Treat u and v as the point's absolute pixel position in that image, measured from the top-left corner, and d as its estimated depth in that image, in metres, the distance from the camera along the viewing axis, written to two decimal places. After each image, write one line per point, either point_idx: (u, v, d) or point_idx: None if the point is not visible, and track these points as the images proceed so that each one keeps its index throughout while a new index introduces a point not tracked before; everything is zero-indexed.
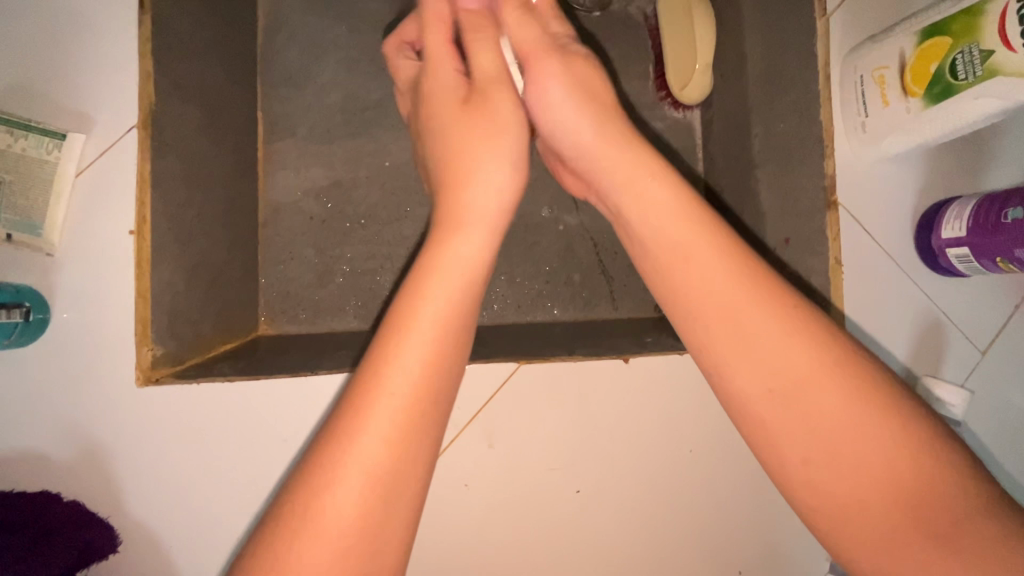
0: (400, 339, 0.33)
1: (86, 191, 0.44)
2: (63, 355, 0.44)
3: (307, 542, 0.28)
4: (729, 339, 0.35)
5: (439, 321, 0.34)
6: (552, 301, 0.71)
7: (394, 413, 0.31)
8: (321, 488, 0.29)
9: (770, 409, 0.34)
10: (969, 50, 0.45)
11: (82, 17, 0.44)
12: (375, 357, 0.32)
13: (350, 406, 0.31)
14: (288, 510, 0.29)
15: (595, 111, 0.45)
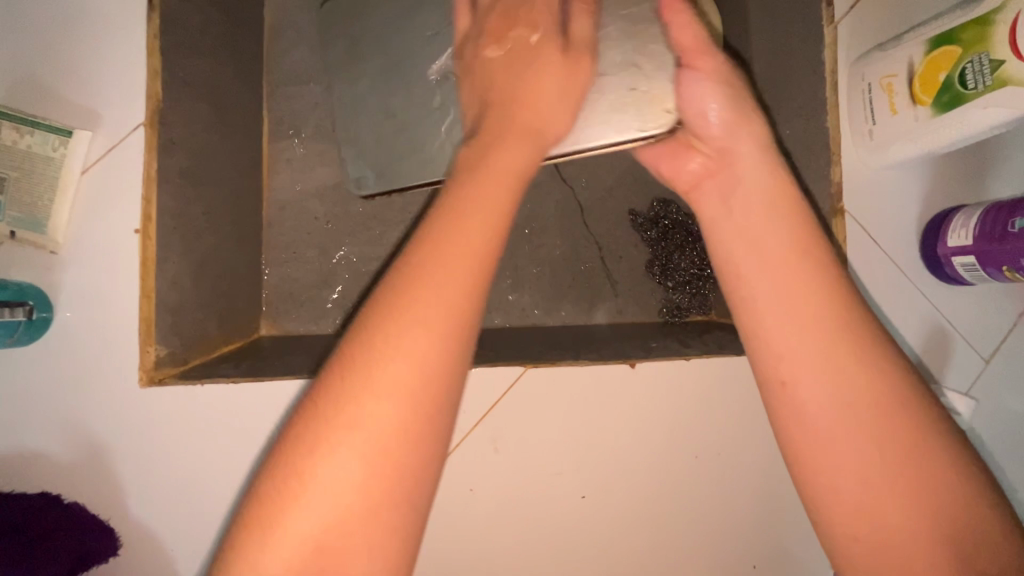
0: (455, 218, 0.33)
1: (93, 188, 0.44)
2: (65, 354, 0.43)
3: (364, 398, 0.29)
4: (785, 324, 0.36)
5: (493, 197, 0.34)
6: (556, 305, 0.71)
7: (448, 285, 0.31)
8: (385, 335, 0.30)
9: (815, 395, 0.34)
10: (979, 59, 0.45)
11: (90, 11, 0.44)
12: (429, 234, 0.32)
13: (406, 276, 0.31)
14: (343, 372, 0.30)
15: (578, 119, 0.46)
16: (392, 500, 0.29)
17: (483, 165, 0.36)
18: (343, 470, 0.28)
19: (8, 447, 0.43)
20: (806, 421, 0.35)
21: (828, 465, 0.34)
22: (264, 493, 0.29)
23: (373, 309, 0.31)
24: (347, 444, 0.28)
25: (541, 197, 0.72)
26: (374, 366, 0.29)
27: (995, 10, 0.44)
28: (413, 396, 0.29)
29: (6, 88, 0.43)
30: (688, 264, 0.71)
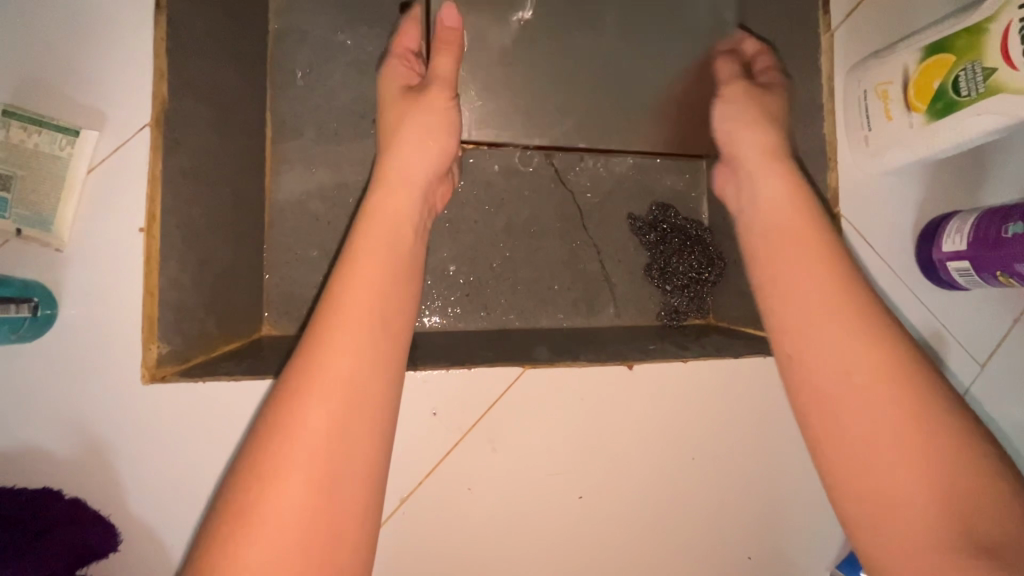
0: (329, 334, 0.37)
1: (97, 186, 0.44)
2: (67, 350, 0.44)
3: (257, 517, 0.32)
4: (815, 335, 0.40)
5: (364, 302, 0.38)
6: (555, 308, 0.71)
7: (329, 398, 0.35)
8: (274, 455, 0.34)
9: (842, 396, 0.38)
10: (971, 67, 0.46)
11: (97, 14, 0.45)
12: (309, 349, 0.37)
13: (289, 395, 0.35)
14: (241, 493, 0.33)
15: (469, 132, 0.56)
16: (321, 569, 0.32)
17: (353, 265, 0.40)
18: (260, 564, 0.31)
19: (7, 443, 0.43)
20: (806, 378, 0.40)
21: (825, 420, 0.38)
22: None
23: (278, 408, 0.35)
24: (260, 541, 0.32)
25: (541, 199, 0.73)
26: (280, 455, 0.33)
27: (987, 19, 0.45)
28: (308, 509, 0.33)
29: (12, 88, 0.44)
30: (687, 268, 0.71)
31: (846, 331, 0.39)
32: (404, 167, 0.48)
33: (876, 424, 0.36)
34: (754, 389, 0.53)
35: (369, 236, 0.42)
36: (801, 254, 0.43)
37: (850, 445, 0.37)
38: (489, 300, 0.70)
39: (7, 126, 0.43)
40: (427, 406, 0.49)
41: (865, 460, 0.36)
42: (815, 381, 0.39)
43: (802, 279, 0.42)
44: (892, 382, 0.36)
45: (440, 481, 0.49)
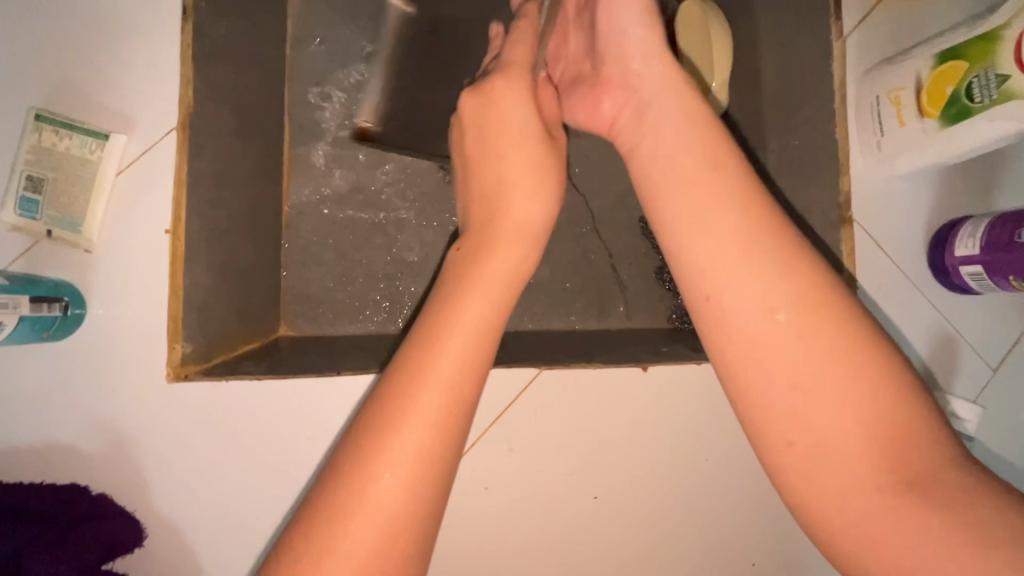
0: (445, 336, 0.32)
1: (125, 188, 0.45)
2: (95, 349, 0.44)
3: (347, 533, 0.28)
4: (733, 272, 0.33)
5: (483, 312, 0.33)
6: (568, 310, 0.72)
7: (438, 412, 0.30)
8: (375, 463, 0.29)
9: (769, 352, 0.31)
10: (985, 74, 0.46)
11: (127, 21, 0.46)
12: (422, 347, 0.31)
13: (396, 395, 0.30)
14: (333, 499, 0.29)
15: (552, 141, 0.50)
16: None
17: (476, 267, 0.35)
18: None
19: (37, 439, 0.44)
20: (723, 323, 0.33)
21: (752, 377, 0.32)
22: None
23: (335, 475, 0.29)
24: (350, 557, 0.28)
25: None
26: (380, 467, 0.29)
27: (1000, 26, 0.46)
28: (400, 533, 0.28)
29: (46, 94, 0.45)
30: None
31: (766, 265, 0.32)
32: (515, 213, 0.37)
33: (806, 371, 0.31)
34: None
35: (469, 275, 0.34)
36: (708, 177, 0.35)
37: (782, 408, 0.31)
38: None
39: (40, 131, 0.44)
40: None
41: (801, 415, 0.31)
42: (736, 328, 0.32)
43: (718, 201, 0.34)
44: (816, 319, 0.31)
45: (456, 480, 0.50)
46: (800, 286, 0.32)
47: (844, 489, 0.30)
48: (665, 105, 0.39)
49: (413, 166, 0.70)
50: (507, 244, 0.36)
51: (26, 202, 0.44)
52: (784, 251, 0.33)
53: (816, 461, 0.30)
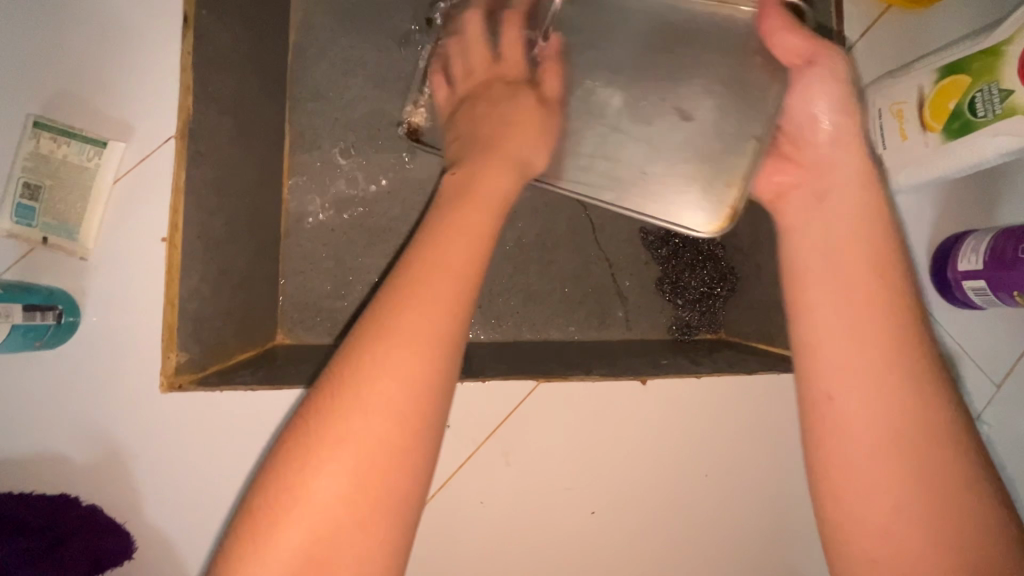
0: (451, 231, 0.38)
1: (123, 196, 0.45)
2: (89, 357, 0.44)
3: (370, 381, 0.33)
4: (862, 389, 0.37)
5: (481, 217, 0.39)
6: (567, 320, 0.71)
7: (446, 287, 0.35)
8: (393, 326, 0.34)
9: (872, 467, 0.36)
10: (987, 89, 0.46)
11: (128, 29, 0.46)
12: (431, 240, 0.37)
13: (410, 276, 0.36)
14: (356, 357, 0.34)
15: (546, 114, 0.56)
16: (407, 445, 0.33)
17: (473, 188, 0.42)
18: (369, 425, 0.32)
19: (27, 448, 0.43)
20: (833, 423, 0.38)
21: (848, 483, 0.37)
22: (292, 441, 0.33)
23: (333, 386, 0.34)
24: (375, 400, 0.33)
25: (553, 213, 0.73)
26: (397, 326, 0.34)
27: (1004, 42, 0.45)
28: (414, 385, 0.33)
29: (45, 101, 0.45)
30: (698, 283, 0.72)
31: (900, 398, 0.36)
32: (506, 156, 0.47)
33: (896, 484, 0.36)
34: (767, 407, 0.53)
35: (454, 219, 0.39)
36: (863, 300, 0.39)
37: (870, 518, 0.36)
38: (501, 312, 0.70)
39: (39, 138, 0.44)
40: None
41: (888, 533, 0.35)
42: (847, 436, 0.37)
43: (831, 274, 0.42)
44: (931, 457, 0.35)
45: (453, 494, 0.49)
46: (927, 427, 0.36)
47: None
48: (843, 187, 0.45)
49: (413, 176, 0.70)
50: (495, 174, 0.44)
51: (22, 209, 0.43)
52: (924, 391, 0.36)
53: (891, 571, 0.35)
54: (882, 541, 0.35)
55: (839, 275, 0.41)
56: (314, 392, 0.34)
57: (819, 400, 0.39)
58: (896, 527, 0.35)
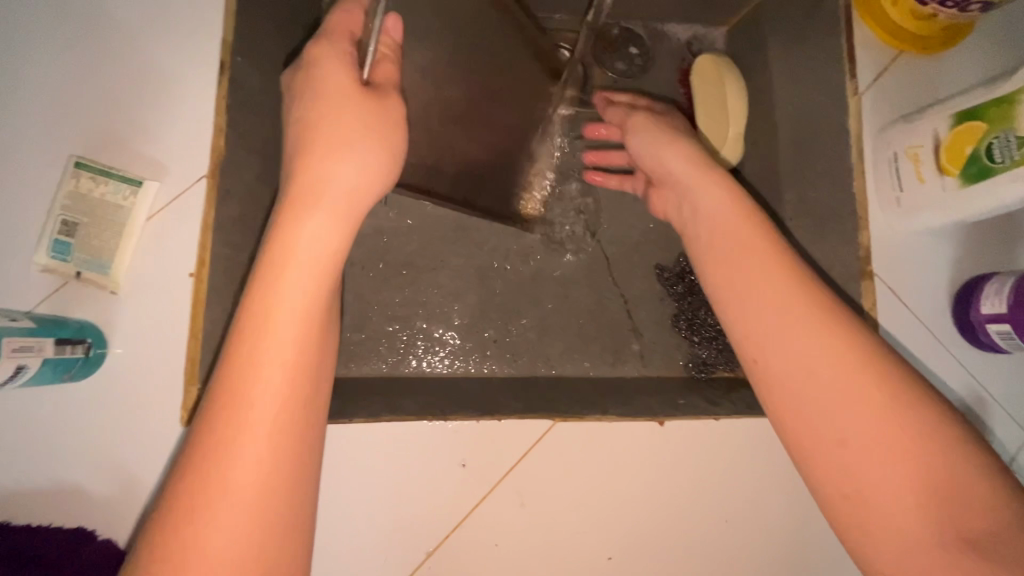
0: (275, 294, 0.34)
1: (155, 232, 0.47)
2: (113, 391, 0.45)
3: (227, 469, 0.32)
4: (774, 340, 0.41)
5: (308, 269, 0.35)
6: (582, 355, 0.71)
7: (285, 353, 0.34)
8: (239, 411, 0.33)
9: (818, 414, 0.39)
10: (1004, 136, 0.46)
11: (170, 78, 0.49)
12: (256, 308, 0.34)
13: (242, 353, 0.33)
14: (204, 450, 0.32)
15: (374, 116, 0.39)
16: (275, 517, 0.33)
17: (293, 234, 0.36)
18: (234, 514, 0.32)
19: (48, 479, 0.44)
20: (766, 373, 0.42)
21: (804, 434, 0.39)
22: (145, 553, 0.32)
23: (150, 560, 0.31)
24: (234, 489, 0.32)
25: (567, 249, 0.74)
26: (244, 409, 0.33)
27: (1018, 90, 0.46)
28: (273, 459, 0.33)
29: (86, 142, 0.47)
30: (715, 320, 0.71)
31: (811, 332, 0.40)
32: (335, 172, 0.38)
33: (852, 421, 0.37)
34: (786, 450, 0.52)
35: (271, 280, 0.35)
36: (749, 254, 0.44)
37: (837, 467, 0.38)
38: (517, 348, 0.70)
39: (78, 178, 0.46)
40: (456, 457, 0.49)
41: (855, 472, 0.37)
42: (783, 382, 0.40)
43: (785, 302, 0.42)
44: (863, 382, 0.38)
45: (468, 536, 0.48)
46: (846, 353, 0.39)
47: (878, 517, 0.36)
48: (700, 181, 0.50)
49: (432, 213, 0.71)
50: (320, 209, 0.37)
51: (58, 245, 0.45)
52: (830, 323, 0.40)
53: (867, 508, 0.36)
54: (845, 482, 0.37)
55: (725, 242, 0.46)
56: (165, 488, 0.33)
57: (746, 361, 0.43)
58: (850, 470, 0.37)
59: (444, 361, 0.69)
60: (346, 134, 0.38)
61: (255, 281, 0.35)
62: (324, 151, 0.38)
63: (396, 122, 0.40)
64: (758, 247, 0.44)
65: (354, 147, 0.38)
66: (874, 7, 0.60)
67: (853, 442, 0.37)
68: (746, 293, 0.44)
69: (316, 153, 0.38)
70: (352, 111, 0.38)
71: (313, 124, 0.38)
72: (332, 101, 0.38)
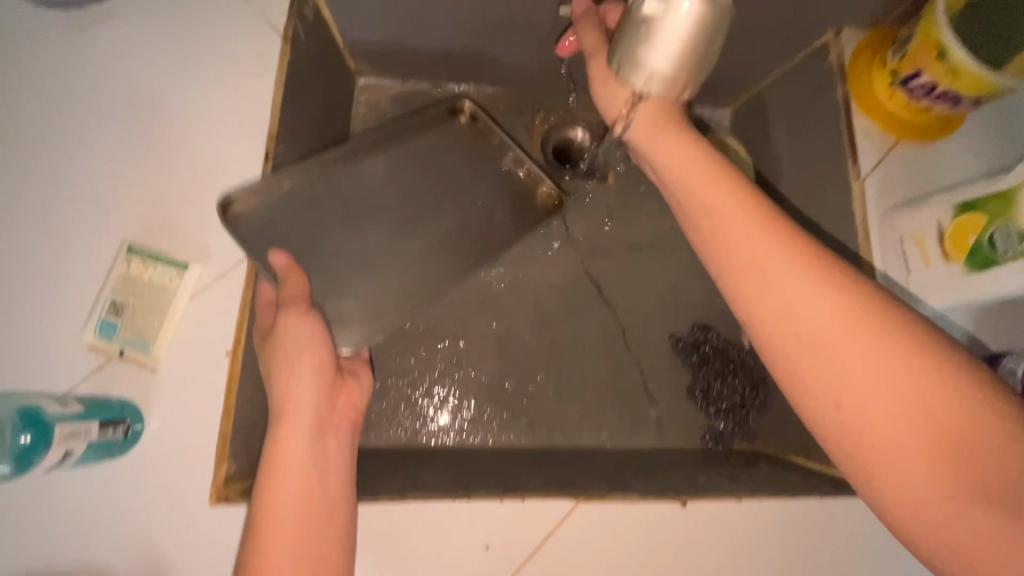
0: (271, 492, 0.43)
1: (197, 311, 0.49)
2: (145, 469, 0.46)
3: None
4: (769, 306, 0.39)
5: (294, 461, 0.45)
6: (600, 425, 0.71)
7: (289, 537, 0.42)
8: None
9: (839, 387, 0.37)
10: (1004, 229, 0.48)
11: (218, 166, 0.53)
12: (259, 510, 0.43)
13: (254, 548, 0.41)
14: None
15: (292, 331, 0.48)
16: None
17: (278, 440, 0.45)
18: None
19: (75, 559, 0.44)
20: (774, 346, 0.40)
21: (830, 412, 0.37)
22: None
23: None
24: None
25: (583, 317, 0.75)
26: None
27: (1015, 187, 0.48)
28: None
29: (137, 228, 0.50)
30: (730, 392, 0.72)
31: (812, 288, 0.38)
32: (298, 378, 0.47)
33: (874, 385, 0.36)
34: (805, 531, 0.53)
35: (269, 481, 0.44)
36: (729, 208, 0.41)
37: (880, 446, 0.36)
38: (533, 419, 0.70)
39: (129, 261, 0.48)
40: (479, 538, 0.49)
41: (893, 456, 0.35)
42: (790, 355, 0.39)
43: (766, 267, 0.40)
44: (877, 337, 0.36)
45: None
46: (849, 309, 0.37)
47: (926, 507, 0.34)
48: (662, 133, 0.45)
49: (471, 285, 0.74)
50: (297, 415, 0.47)
51: (105, 325, 0.47)
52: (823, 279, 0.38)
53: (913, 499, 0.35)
54: (888, 470, 0.36)
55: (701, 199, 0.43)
56: None
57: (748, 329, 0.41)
58: (894, 454, 0.35)
59: (464, 429, 0.69)
60: (291, 345, 0.48)
61: (256, 489, 0.44)
62: (282, 370, 0.47)
63: (315, 327, 0.49)
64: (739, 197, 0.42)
65: (303, 352, 0.48)
66: (870, 99, 0.64)
67: (888, 415, 0.35)
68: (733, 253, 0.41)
69: (280, 370, 0.48)
70: (280, 338, 0.48)
71: (266, 361, 0.49)
72: (268, 346, 0.49)
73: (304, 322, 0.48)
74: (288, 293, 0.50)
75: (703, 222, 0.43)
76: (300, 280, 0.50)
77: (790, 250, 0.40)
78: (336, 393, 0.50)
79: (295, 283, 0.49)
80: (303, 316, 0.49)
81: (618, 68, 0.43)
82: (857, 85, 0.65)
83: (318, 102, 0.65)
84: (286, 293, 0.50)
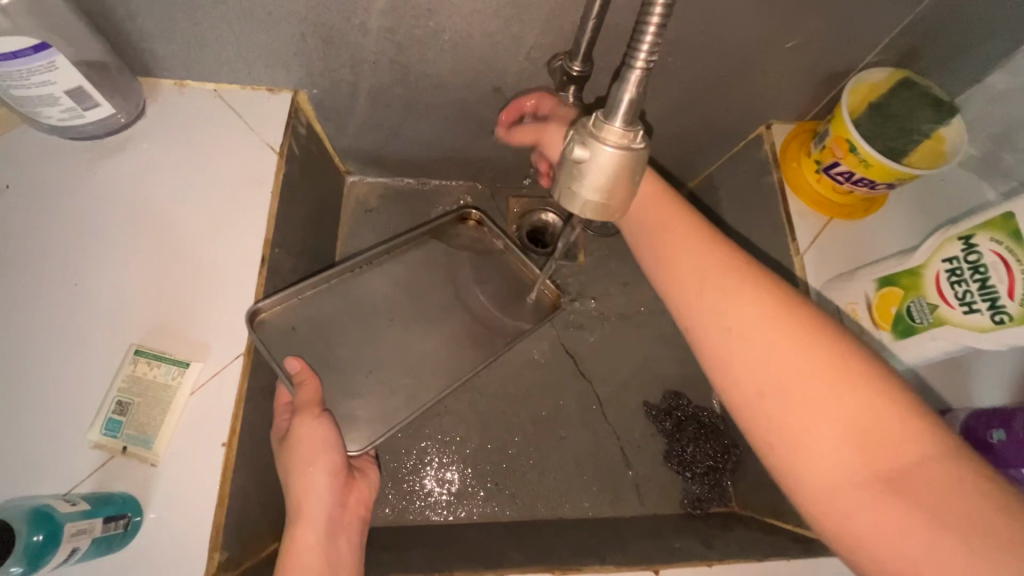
0: None
1: (196, 405, 0.53)
2: (141, 561, 0.48)
3: None
4: (710, 308, 0.46)
5: (308, 562, 0.49)
6: (582, 494, 0.74)
7: None
8: None
9: (768, 379, 0.42)
10: (918, 301, 0.54)
11: (219, 270, 0.59)
12: None
13: None
14: None
15: (306, 435, 0.54)
16: None
17: (293, 544, 0.50)
18: None
19: None
20: (711, 343, 0.45)
21: (762, 405, 0.42)
22: None
23: None
24: None
25: (561, 389, 0.80)
26: None
27: (921, 264, 0.55)
28: None
29: (145, 330, 0.55)
30: (704, 456, 0.76)
31: (746, 294, 0.45)
32: (312, 481, 0.53)
33: (798, 374, 0.41)
34: None
35: None
36: (689, 241, 0.50)
37: (806, 438, 0.40)
38: (516, 491, 0.73)
39: (136, 361, 0.53)
40: None
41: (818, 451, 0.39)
42: (728, 351, 0.44)
43: (711, 281, 0.46)
44: (802, 334, 0.42)
45: None
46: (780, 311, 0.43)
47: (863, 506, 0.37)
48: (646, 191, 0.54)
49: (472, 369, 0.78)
50: (309, 518, 0.52)
51: (111, 423, 0.51)
52: (758, 287, 0.45)
53: (840, 498, 0.38)
54: (817, 463, 0.39)
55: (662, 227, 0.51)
56: None
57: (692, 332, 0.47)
58: (821, 447, 0.39)
59: (449, 504, 0.71)
60: (305, 446, 0.54)
61: None
62: (297, 473, 0.53)
63: (331, 429, 0.55)
64: (699, 237, 0.50)
65: (317, 454, 0.54)
66: (801, 183, 0.72)
67: (813, 405, 0.40)
68: (688, 270, 0.48)
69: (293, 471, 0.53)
70: (295, 442, 0.54)
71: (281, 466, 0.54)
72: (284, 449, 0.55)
73: (319, 425, 0.55)
74: (303, 401, 0.56)
75: (662, 256, 0.51)
76: (314, 387, 0.57)
77: (733, 266, 0.47)
78: (347, 493, 0.56)
79: (310, 391, 0.57)
80: (317, 420, 0.55)
81: (557, 196, 0.41)
82: (789, 172, 0.73)
83: (309, 206, 0.73)
84: (302, 400, 0.56)
